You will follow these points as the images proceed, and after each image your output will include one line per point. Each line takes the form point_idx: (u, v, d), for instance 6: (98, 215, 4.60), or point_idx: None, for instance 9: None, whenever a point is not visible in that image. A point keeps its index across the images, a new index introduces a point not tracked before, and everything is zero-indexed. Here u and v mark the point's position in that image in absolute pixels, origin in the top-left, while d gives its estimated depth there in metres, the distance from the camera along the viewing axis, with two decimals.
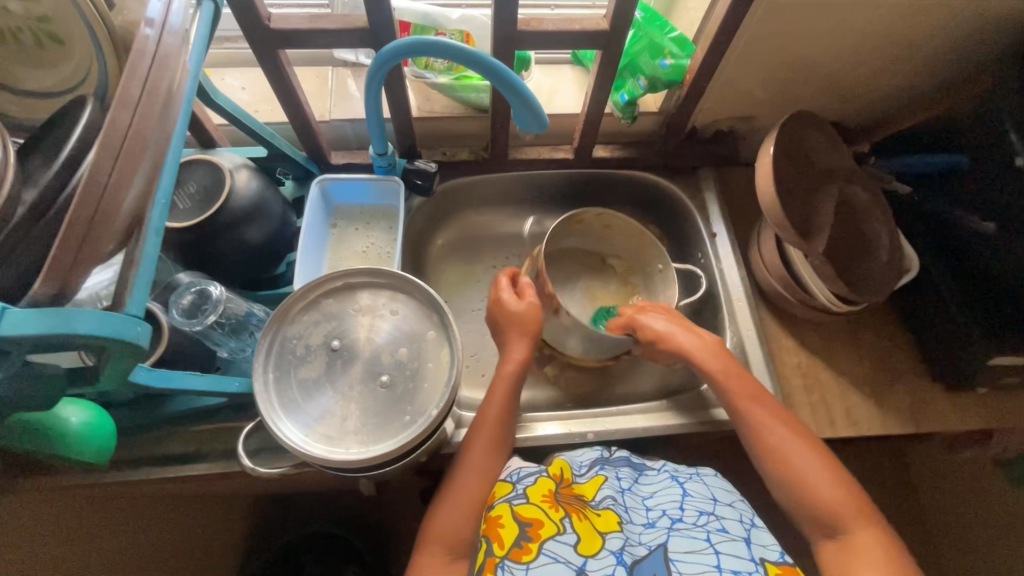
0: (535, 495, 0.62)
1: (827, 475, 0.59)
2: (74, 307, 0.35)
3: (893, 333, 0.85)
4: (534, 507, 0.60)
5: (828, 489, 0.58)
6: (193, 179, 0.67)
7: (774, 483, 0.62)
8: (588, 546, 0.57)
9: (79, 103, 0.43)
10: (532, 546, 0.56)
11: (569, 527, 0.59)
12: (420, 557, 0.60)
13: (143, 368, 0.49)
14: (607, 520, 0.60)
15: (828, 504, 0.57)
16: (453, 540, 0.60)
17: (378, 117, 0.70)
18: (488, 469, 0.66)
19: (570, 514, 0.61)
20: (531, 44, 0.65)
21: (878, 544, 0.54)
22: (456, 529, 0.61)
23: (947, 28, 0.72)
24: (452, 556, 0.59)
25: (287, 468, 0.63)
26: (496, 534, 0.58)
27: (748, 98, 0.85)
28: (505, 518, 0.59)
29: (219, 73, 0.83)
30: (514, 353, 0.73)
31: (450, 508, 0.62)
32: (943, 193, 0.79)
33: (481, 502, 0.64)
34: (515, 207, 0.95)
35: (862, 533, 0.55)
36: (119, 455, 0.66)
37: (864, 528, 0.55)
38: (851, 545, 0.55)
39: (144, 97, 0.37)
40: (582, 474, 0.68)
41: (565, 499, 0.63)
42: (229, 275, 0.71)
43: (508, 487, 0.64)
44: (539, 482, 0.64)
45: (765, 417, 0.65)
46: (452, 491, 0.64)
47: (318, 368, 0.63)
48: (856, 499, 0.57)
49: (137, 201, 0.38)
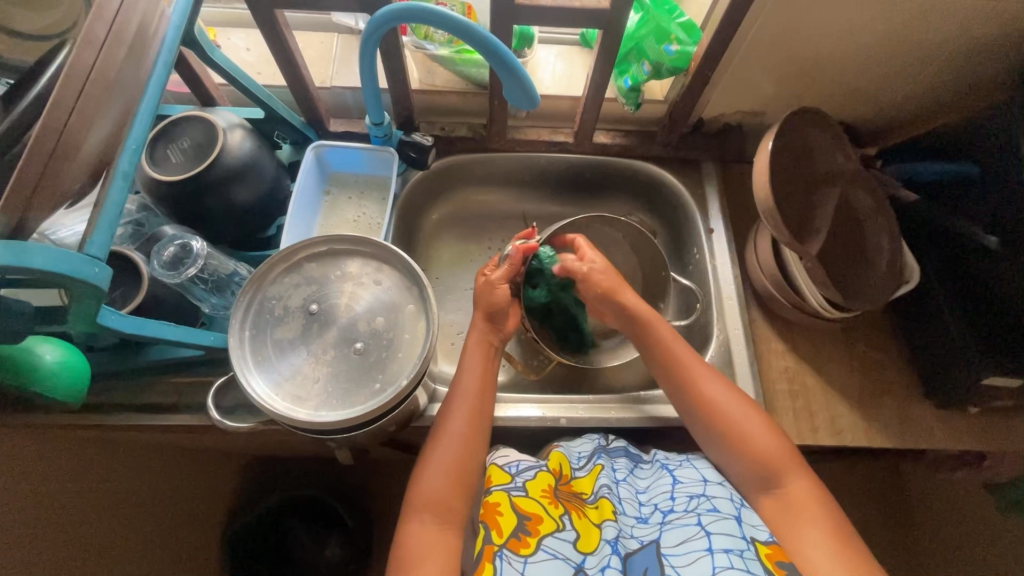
0: (534, 489, 0.62)
1: (763, 433, 0.63)
2: (30, 242, 0.35)
3: (887, 344, 0.82)
4: (532, 501, 0.60)
5: (764, 445, 0.62)
6: (187, 135, 0.68)
7: (714, 445, 0.65)
8: (587, 542, 0.57)
9: (60, 47, 0.44)
10: (531, 539, 0.56)
11: (568, 524, 0.59)
12: (408, 524, 0.58)
13: (114, 313, 0.50)
14: (602, 510, 0.61)
15: (766, 459, 0.61)
16: (438, 506, 0.59)
17: (373, 85, 0.69)
18: (470, 440, 0.64)
19: (570, 511, 0.61)
20: (529, 19, 0.64)
21: (814, 494, 0.58)
22: (440, 497, 0.59)
23: (969, 31, 0.69)
24: (441, 524, 0.58)
25: (256, 424, 0.64)
26: (494, 522, 0.59)
27: (758, 92, 0.83)
28: (503, 507, 0.60)
29: (224, 33, 0.84)
30: (475, 327, 0.71)
31: (434, 475, 0.61)
32: (953, 205, 0.77)
33: (468, 476, 0.62)
34: (513, 188, 0.94)
35: (798, 485, 0.59)
36: (100, 400, 0.67)
37: (798, 482, 0.59)
38: (792, 500, 0.58)
39: (110, 39, 0.38)
40: (580, 467, 0.68)
41: (566, 496, 0.63)
42: (216, 234, 0.71)
43: (507, 477, 0.64)
44: (539, 477, 0.64)
45: (703, 378, 0.66)
46: (433, 457, 0.62)
47: (294, 329, 0.63)
48: (790, 451, 0.61)
49: (105, 143, 0.40)
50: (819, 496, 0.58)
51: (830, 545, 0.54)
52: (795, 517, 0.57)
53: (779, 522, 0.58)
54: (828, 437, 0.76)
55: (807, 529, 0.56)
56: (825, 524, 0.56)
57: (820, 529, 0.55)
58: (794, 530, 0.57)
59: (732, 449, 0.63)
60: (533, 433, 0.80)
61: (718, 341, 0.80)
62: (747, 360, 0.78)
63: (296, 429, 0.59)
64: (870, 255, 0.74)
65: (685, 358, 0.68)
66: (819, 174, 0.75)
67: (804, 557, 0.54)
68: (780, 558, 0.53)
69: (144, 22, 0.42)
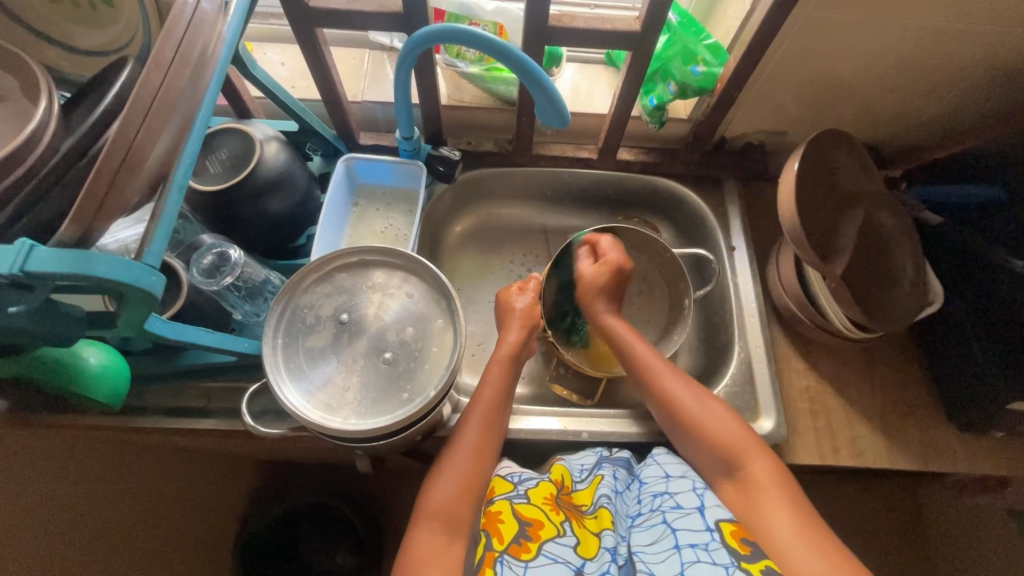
0: (536, 496, 0.63)
1: (726, 420, 0.64)
2: (95, 250, 0.38)
3: (909, 365, 0.82)
4: (534, 508, 0.61)
5: (726, 431, 0.63)
6: (225, 146, 0.70)
7: (683, 438, 0.66)
8: (587, 547, 0.58)
9: (122, 62, 0.46)
10: (532, 545, 0.57)
11: (568, 530, 0.59)
12: (416, 534, 0.58)
13: (160, 319, 0.52)
14: (601, 520, 0.61)
15: (726, 444, 0.62)
16: (448, 515, 0.59)
17: (406, 101, 0.71)
18: (483, 450, 0.64)
19: (570, 518, 0.62)
20: (562, 40, 0.66)
21: (773, 473, 0.59)
22: (450, 506, 0.60)
23: (996, 57, 0.70)
24: (449, 534, 0.58)
25: (286, 430, 0.65)
26: (495, 529, 0.59)
27: (781, 112, 0.84)
28: (505, 515, 0.60)
29: (261, 48, 0.87)
30: (508, 340, 0.72)
31: (445, 484, 0.61)
32: (977, 227, 0.77)
33: (477, 488, 0.62)
34: (537, 202, 0.95)
35: (758, 465, 0.60)
36: (133, 402, 0.69)
37: (760, 463, 0.60)
38: (751, 482, 0.59)
39: (176, 60, 0.39)
40: (581, 479, 0.68)
41: (566, 504, 0.64)
42: (249, 241, 0.73)
43: (509, 486, 0.65)
44: (541, 486, 0.65)
45: (665, 372, 0.69)
46: (446, 467, 0.63)
47: (326, 337, 0.64)
48: (750, 436, 0.63)
49: (165, 158, 0.41)
50: (779, 475, 0.59)
51: (790, 522, 0.55)
52: (755, 498, 0.58)
53: (742, 505, 0.59)
54: (849, 457, 0.76)
55: (769, 504, 0.57)
56: (785, 501, 0.57)
57: (780, 508, 0.56)
58: (758, 509, 0.57)
59: (699, 441, 0.64)
60: (552, 447, 0.81)
61: (739, 359, 0.80)
62: (768, 378, 0.78)
63: (323, 435, 0.61)
64: (893, 275, 0.75)
65: (658, 364, 0.69)
66: (843, 194, 0.75)
67: (768, 538, 0.55)
68: (744, 536, 0.54)
69: (207, 44, 0.43)
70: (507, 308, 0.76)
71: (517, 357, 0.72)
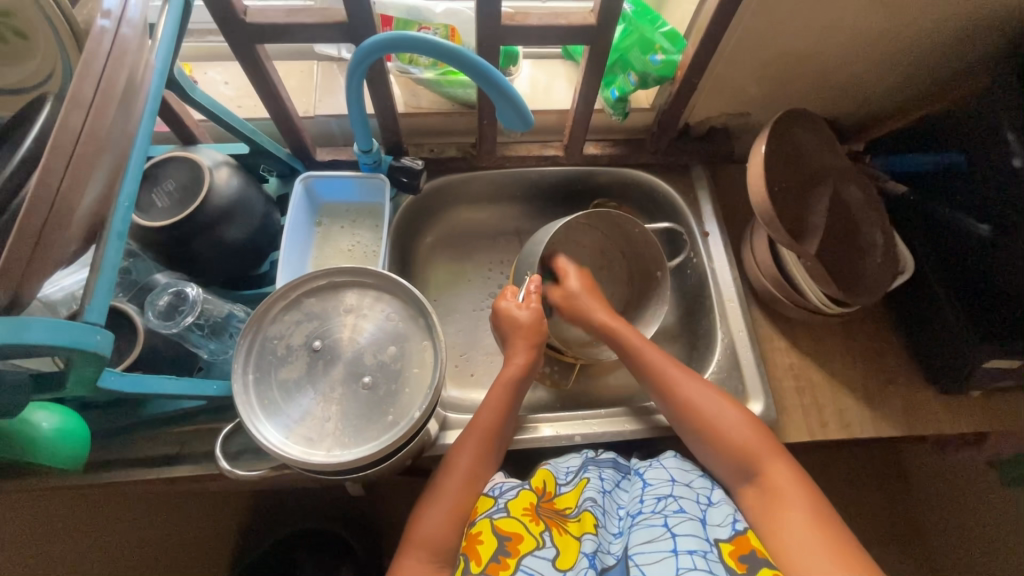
0: (515, 508, 0.61)
1: (741, 424, 0.63)
2: (29, 316, 0.35)
3: (887, 334, 0.83)
4: (513, 521, 0.60)
5: (742, 433, 0.62)
6: (172, 176, 0.65)
7: (704, 450, 0.65)
8: (566, 559, 0.57)
9: (40, 100, 0.42)
10: (511, 560, 0.56)
11: (548, 540, 0.58)
12: (403, 561, 0.58)
13: (115, 373, 0.48)
14: (584, 523, 0.60)
15: (743, 445, 0.62)
16: (437, 545, 0.58)
17: (361, 112, 0.68)
18: (477, 475, 0.64)
19: (550, 527, 0.60)
20: (516, 39, 0.64)
21: (793, 481, 0.59)
22: (440, 537, 0.59)
23: (945, 23, 0.70)
24: (436, 562, 0.58)
25: (266, 471, 0.62)
26: (474, 552, 0.58)
27: (742, 94, 0.83)
28: (484, 534, 0.59)
29: (201, 68, 0.82)
30: (516, 362, 0.69)
31: (435, 514, 0.60)
32: (939, 195, 0.78)
33: (466, 510, 0.62)
34: (506, 203, 0.93)
35: (777, 472, 0.60)
36: (98, 456, 0.65)
37: (777, 468, 0.60)
38: (771, 487, 0.59)
39: (99, 97, 0.36)
40: (565, 482, 0.66)
41: (547, 512, 0.62)
42: (208, 276, 0.70)
43: (490, 501, 0.63)
44: (521, 495, 0.63)
45: (675, 373, 0.68)
46: (438, 495, 0.62)
47: (300, 368, 0.61)
48: (764, 438, 0.62)
49: (98, 203, 0.38)
50: (800, 484, 0.58)
51: (815, 541, 0.54)
52: (775, 505, 0.58)
53: (761, 511, 0.59)
54: (838, 430, 0.76)
55: (785, 512, 0.57)
56: (802, 511, 0.56)
57: (799, 515, 0.56)
58: (775, 519, 0.57)
59: (715, 447, 0.63)
60: (545, 450, 0.79)
61: (723, 344, 0.80)
62: (753, 361, 0.78)
63: (307, 471, 0.58)
64: (863, 249, 0.75)
65: (670, 370, 0.68)
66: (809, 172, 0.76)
67: (786, 546, 0.55)
68: (742, 553, 0.55)
69: (133, 76, 0.40)
70: (504, 324, 0.72)
71: (525, 379, 0.70)
